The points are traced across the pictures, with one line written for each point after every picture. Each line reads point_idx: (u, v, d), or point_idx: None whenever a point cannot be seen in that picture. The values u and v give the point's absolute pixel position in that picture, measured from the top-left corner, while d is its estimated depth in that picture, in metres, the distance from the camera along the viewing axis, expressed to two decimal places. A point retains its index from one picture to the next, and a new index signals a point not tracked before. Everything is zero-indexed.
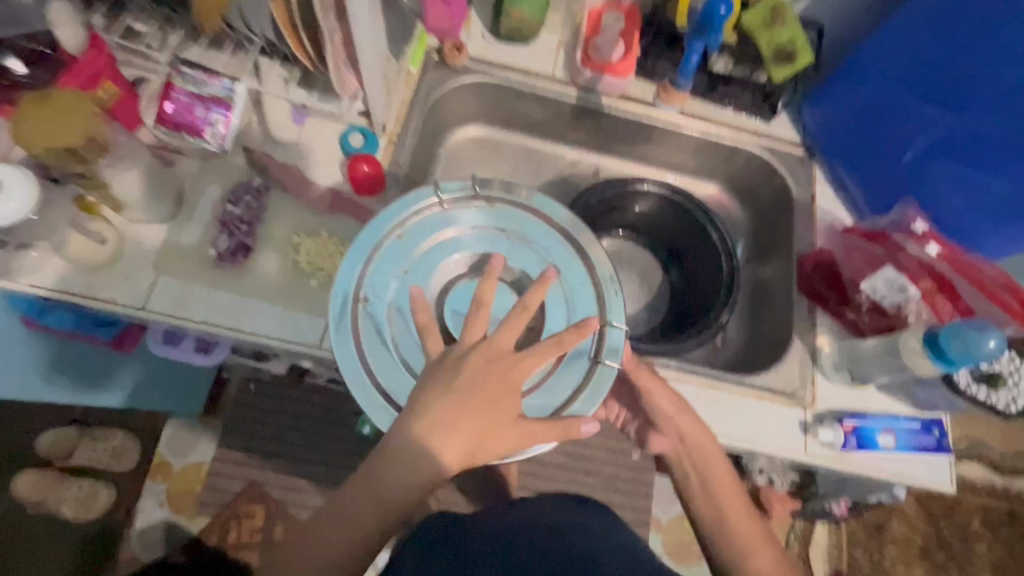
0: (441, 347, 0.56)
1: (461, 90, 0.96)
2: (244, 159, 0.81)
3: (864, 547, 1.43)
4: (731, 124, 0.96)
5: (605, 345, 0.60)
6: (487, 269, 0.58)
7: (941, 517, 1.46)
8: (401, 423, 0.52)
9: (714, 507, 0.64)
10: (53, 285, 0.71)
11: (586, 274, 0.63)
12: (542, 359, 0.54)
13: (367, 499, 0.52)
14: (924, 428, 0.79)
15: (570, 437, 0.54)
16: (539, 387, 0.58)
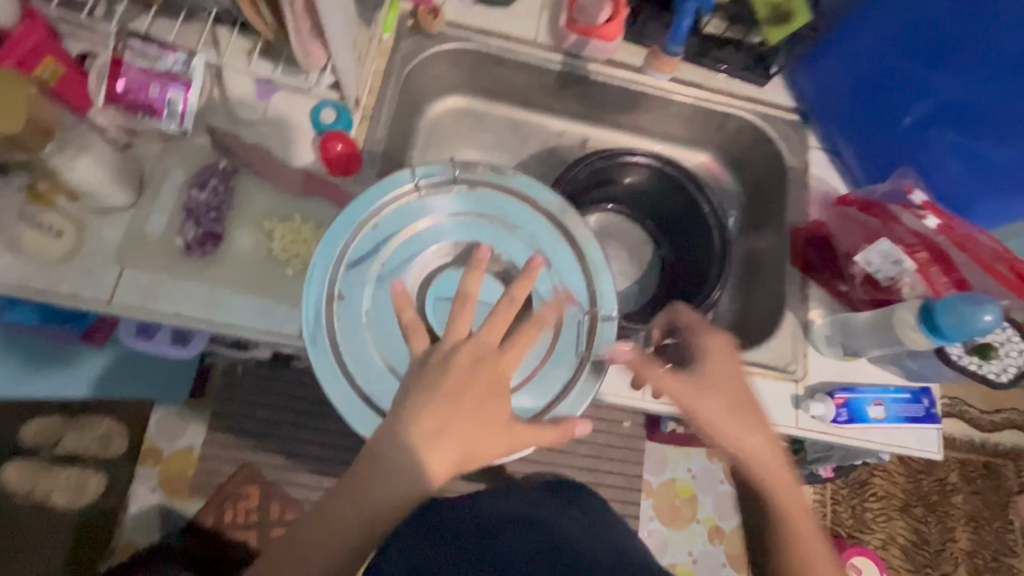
0: (426, 345, 0.54)
1: (439, 58, 0.90)
2: (208, 139, 0.76)
3: (848, 504, 1.47)
4: (722, 89, 0.92)
5: (596, 338, 0.59)
6: (473, 261, 0.56)
7: (921, 473, 1.50)
8: (388, 428, 0.50)
9: None
10: (10, 282, 0.67)
11: (575, 260, 0.60)
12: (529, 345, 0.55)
13: (357, 504, 0.49)
14: (913, 397, 0.79)
15: (566, 438, 0.55)
16: (530, 379, 0.57)
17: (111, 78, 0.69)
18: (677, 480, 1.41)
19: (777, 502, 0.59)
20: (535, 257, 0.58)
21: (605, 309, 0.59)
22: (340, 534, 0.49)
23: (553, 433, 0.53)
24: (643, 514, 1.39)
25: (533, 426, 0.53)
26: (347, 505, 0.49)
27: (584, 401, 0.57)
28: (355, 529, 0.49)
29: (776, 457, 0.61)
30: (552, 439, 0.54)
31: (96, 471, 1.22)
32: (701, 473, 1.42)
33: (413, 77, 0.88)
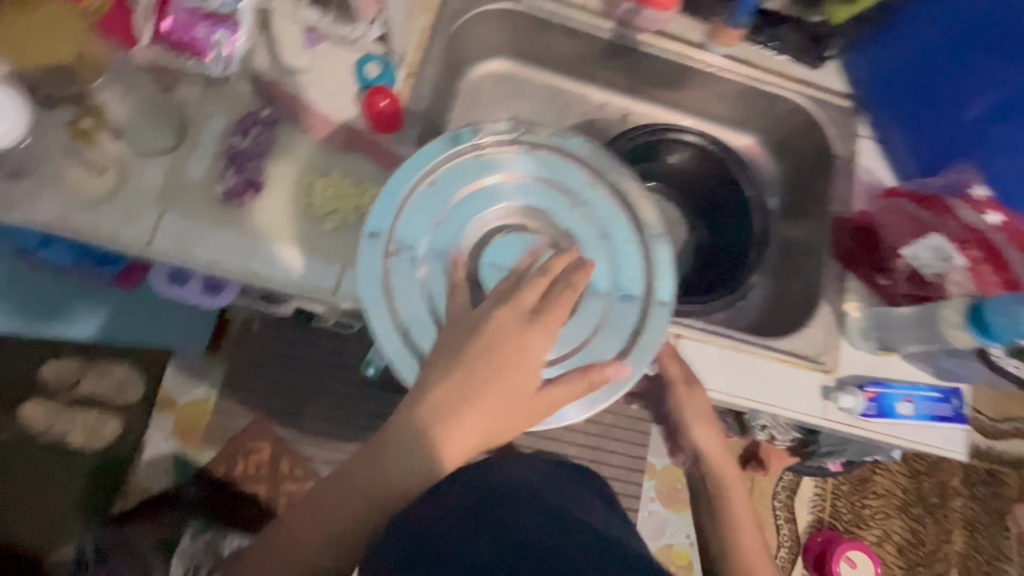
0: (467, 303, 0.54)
1: (486, 18, 0.87)
2: (249, 87, 0.74)
3: (847, 499, 1.48)
4: (775, 69, 0.89)
5: (645, 325, 0.57)
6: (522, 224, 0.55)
7: (923, 475, 1.51)
8: (423, 386, 0.51)
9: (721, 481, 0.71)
10: (49, 219, 0.66)
11: (633, 232, 0.59)
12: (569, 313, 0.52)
13: (384, 474, 0.51)
14: (944, 397, 0.79)
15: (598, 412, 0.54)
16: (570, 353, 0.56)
17: (161, 16, 0.67)
18: (680, 464, 1.42)
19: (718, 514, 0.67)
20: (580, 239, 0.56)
21: (660, 297, 0.57)
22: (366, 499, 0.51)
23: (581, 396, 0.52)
24: (644, 494, 1.41)
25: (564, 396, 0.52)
26: (373, 474, 0.51)
27: (636, 373, 0.55)
28: (379, 497, 0.51)
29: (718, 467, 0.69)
30: (580, 395, 0.53)
31: (114, 414, 1.29)
32: None
33: (459, 36, 0.86)
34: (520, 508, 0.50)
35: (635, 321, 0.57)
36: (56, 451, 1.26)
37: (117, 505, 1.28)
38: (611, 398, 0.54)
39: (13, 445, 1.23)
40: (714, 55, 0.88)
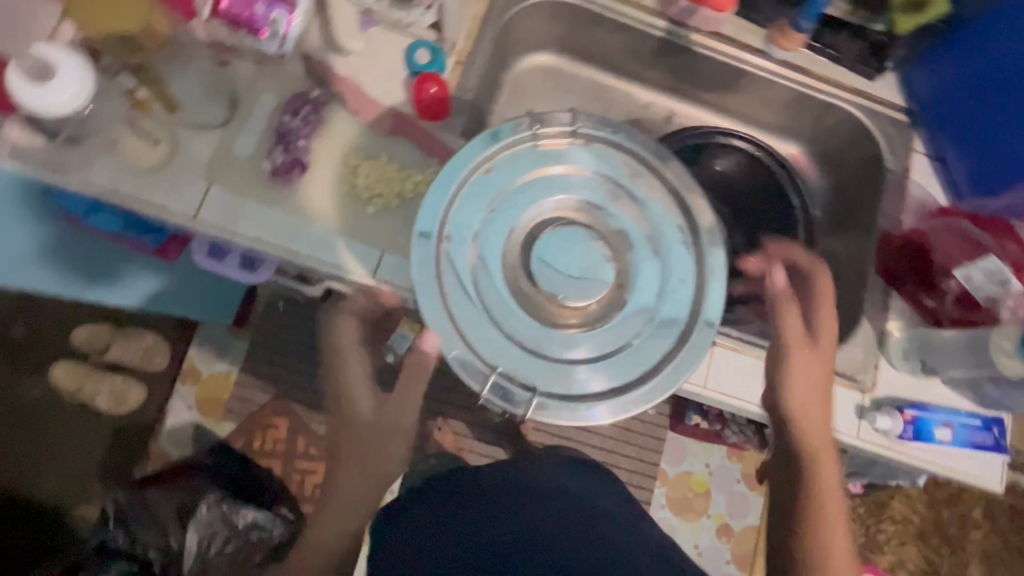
0: (496, 294, 0.52)
1: (538, 11, 0.86)
2: (301, 67, 0.74)
3: (862, 522, 1.45)
4: (831, 78, 0.87)
5: (689, 343, 0.52)
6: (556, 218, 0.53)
7: (944, 504, 1.47)
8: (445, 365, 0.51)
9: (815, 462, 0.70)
10: (102, 185, 0.67)
11: (692, 236, 0.55)
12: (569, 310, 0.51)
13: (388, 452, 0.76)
14: (983, 425, 0.77)
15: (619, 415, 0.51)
16: (608, 353, 0.52)
17: None
18: (693, 473, 1.41)
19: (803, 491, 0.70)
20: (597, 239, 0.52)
21: (705, 317, 0.53)
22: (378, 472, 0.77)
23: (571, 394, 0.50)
24: (655, 500, 1.40)
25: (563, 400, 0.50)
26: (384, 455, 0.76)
27: (681, 380, 0.51)
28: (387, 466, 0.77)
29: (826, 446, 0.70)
30: (605, 390, 0.51)
31: (139, 381, 1.33)
32: (719, 471, 1.41)
33: (510, 27, 0.85)
34: (533, 502, 0.75)
35: (687, 331, 0.52)
36: (84, 412, 1.31)
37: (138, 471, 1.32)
38: (651, 402, 0.51)
39: (45, 403, 1.29)
40: (769, 60, 0.86)
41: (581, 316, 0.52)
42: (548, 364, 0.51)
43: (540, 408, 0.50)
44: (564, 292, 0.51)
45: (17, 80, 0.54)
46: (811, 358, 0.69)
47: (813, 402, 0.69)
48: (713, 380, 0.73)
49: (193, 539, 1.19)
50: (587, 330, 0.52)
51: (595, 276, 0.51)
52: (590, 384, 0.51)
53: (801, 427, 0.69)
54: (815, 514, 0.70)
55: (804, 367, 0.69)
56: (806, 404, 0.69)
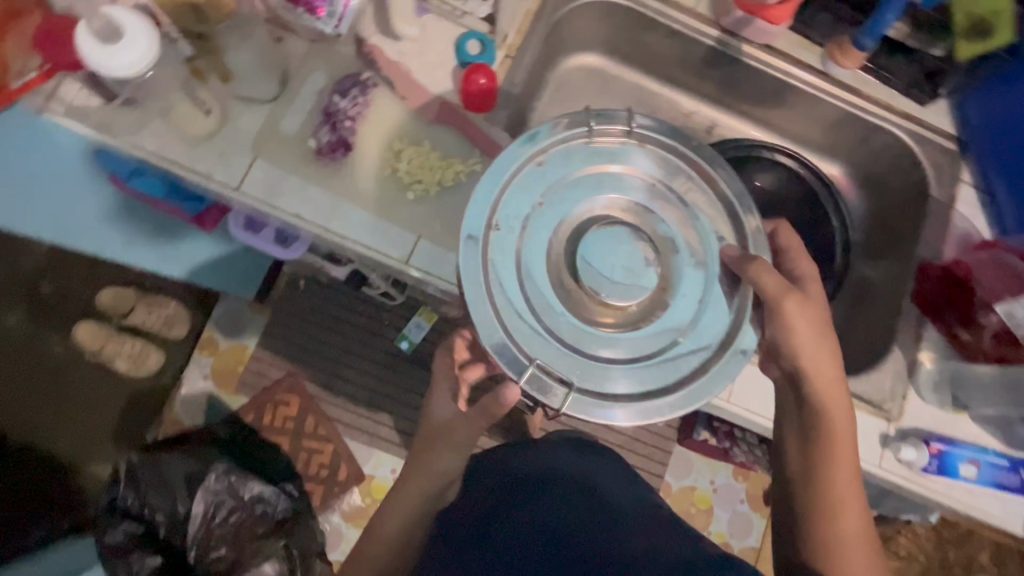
0: (537, 288, 0.52)
1: (590, 11, 0.86)
2: (354, 49, 0.75)
3: None
4: (881, 101, 0.85)
5: (721, 361, 0.51)
6: (604, 219, 0.52)
7: (951, 545, 1.43)
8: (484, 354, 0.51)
9: (829, 452, 0.57)
10: (152, 150, 0.69)
11: (742, 247, 0.54)
12: (607, 316, 0.52)
13: (432, 459, 0.74)
14: (1012, 466, 0.74)
15: (646, 420, 0.50)
16: (642, 358, 0.51)
17: None
18: (697, 488, 1.40)
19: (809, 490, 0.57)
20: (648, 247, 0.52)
21: (741, 341, 0.52)
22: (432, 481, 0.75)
23: (602, 395, 0.50)
24: None
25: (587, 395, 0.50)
26: (428, 463, 0.74)
27: (717, 387, 0.51)
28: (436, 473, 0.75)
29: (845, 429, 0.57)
30: (636, 394, 0.51)
31: (158, 347, 1.36)
32: (724, 489, 1.40)
33: (561, 25, 0.84)
34: (549, 496, 0.75)
35: (729, 342, 0.52)
36: (104, 371, 1.34)
37: (150, 435, 1.33)
38: (684, 409, 0.50)
39: (69, 359, 1.34)
40: (821, 76, 0.85)
41: (619, 315, 0.52)
42: (585, 361, 0.51)
43: (574, 405, 0.49)
44: (607, 291, 0.50)
45: (88, 42, 0.55)
46: (833, 370, 0.57)
47: (837, 422, 0.57)
48: (736, 397, 0.72)
49: (199, 506, 1.18)
50: (626, 331, 0.52)
51: (638, 280, 0.51)
52: (624, 385, 0.51)
53: (815, 401, 0.56)
54: (829, 510, 0.56)
55: (824, 381, 0.56)
56: (829, 422, 0.57)
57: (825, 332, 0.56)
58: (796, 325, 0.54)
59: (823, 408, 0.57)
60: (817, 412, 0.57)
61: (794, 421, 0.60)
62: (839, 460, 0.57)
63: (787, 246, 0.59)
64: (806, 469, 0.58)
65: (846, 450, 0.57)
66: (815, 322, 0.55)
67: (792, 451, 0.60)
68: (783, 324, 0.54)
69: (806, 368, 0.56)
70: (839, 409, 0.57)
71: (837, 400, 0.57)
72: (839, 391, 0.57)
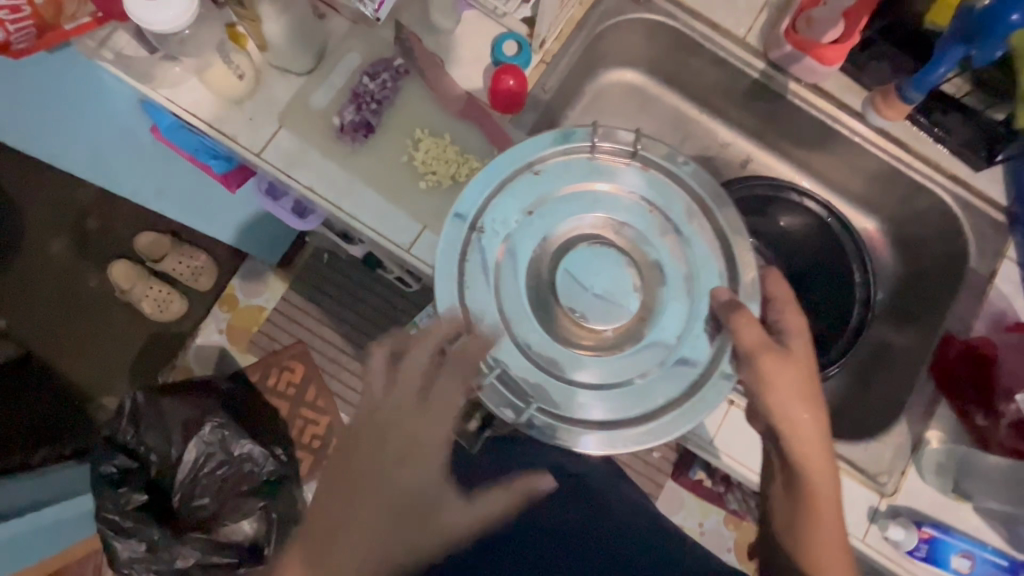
0: (513, 296, 0.51)
1: (635, 28, 0.84)
2: (392, 34, 0.75)
3: None
4: (930, 160, 0.80)
5: (693, 398, 0.50)
6: (593, 239, 0.51)
7: None
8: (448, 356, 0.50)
9: (805, 515, 0.53)
10: (186, 105, 0.72)
11: (738, 291, 0.52)
12: (580, 341, 0.51)
13: None
14: (1011, 568, 0.69)
15: (602, 449, 0.49)
16: (608, 385, 0.50)
17: None
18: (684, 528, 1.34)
19: (790, 552, 0.54)
20: (633, 274, 0.51)
21: (716, 380, 0.50)
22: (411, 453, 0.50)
23: (561, 416, 0.50)
24: None
25: (546, 415, 0.49)
26: None
27: (681, 428, 0.49)
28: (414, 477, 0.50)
29: (833, 499, 0.53)
30: (597, 422, 0.50)
31: (182, 295, 1.41)
32: (712, 534, 1.34)
33: (604, 37, 0.83)
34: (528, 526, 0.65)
35: (701, 384, 0.50)
36: (130, 311, 1.41)
37: (162, 377, 1.38)
38: (641, 446, 0.49)
39: (101, 295, 1.41)
40: (868, 126, 0.81)
41: (593, 337, 0.51)
42: (548, 378, 0.50)
43: (528, 420, 0.49)
44: (585, 312, 0.50)
45: None
46: (818, 436, 0.53)
47: (817, 495, 0.53)
48: (722, 441, 0.70)
49: (191, 454, 1.20)
50: (595, 354, 0.51)
51: (616, 301, 0.50)
52: (583, 410, 0.50)
53: (794, 463, 0.53)
54: None
55: (802, 447, 0.53)
56: (809, 492, 0.53)
57: (810, 394, 0.52)
58: (786, 381, 0.51)
59: (800, 472, 0.53)
60: (795, 473, 0.53)
61: (778, 481, 0.56)
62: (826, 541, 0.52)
63: (774, 295, 0.55)
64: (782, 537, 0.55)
65: (827, 525, 0.53)
66: (806, 382, 0.52)
67: (767, 506, 0.57)
68: (771, 379, 0.51)
69: (789, 427, 0.52)
70: (821, 475, 0.53)
71: (819, 471, 0.53)
72: (823, 455, 0.53)
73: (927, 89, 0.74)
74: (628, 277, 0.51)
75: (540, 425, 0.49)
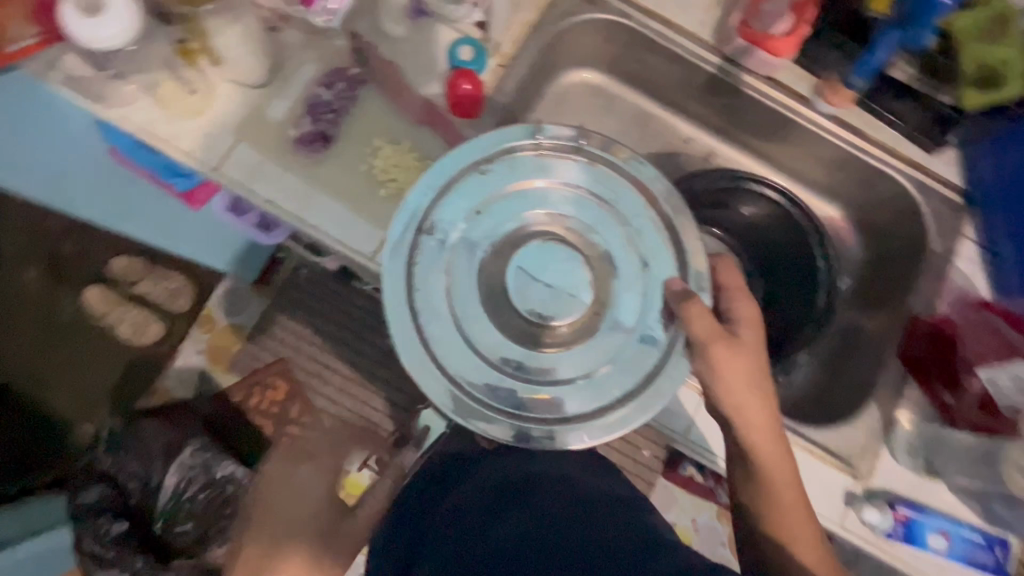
0: (465, 297, 0.51)
1: (591, 29, 0.85)
2: (347, 44, 0.75)
3: None
4: (884, 145, 0.82)
5: (650, 388, 0.50)
6: (541, 234, 0.52)
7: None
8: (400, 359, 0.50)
9: (774, 501, 0.53)
10: (140, 123, 0.71)
11: (693, 280, 0.52)
12: (533, 335, 0.51)
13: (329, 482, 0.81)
14: (985, 543, 0.71)
15: (561, 444, 0.49)
16: (563, 380, 0.50)
17: None
18: (678, 526, 1.32)
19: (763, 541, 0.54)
20: (582, 267, 0.51)
21: (670, 368, 0.50)
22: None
23: (518, 414, 0.50)
24: None
25: (502, 414, 0.50)
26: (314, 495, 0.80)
27: (640, 419, 0.49)
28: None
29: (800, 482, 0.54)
30: (556, 418, 0.50)
31: (160, 318, 1.37)
32: (705, 530, 1.32)
33: (560, 38, 0.84)
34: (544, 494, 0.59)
35: (659, 372, 0.50)
36: (107, 338, 1.37)
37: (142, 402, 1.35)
38: (600, 439, 0.49)
39: (76, 321, 1.37)
40: (820, 113, 0.83)
41: (546, 332, 0.51)
42: (506, 376, 0.50)
43: (485, 419, 0.49)
44: (539, 307, 0.50)
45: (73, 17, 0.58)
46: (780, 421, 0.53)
47: (779, 473, 0.54)
48: (695, 434, 0.70)
49: (172, 477, 1.20)
50: (550, 349, 0.51)
51: (568, 294, 0.50)
52: (542, 407, 0.50)
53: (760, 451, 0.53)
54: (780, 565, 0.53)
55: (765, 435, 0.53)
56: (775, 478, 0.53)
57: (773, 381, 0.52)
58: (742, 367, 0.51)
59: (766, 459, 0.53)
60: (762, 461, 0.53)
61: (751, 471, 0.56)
62: (797, 526, 0.53)
63: (727, 285, 0.57)
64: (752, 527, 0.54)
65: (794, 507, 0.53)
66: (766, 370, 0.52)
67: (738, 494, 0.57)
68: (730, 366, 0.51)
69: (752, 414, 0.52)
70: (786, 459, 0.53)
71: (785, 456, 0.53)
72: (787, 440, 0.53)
73: (870, 73, 0.77)
74: (577, 270, 0.51)
75: (496, 424, 0.49)
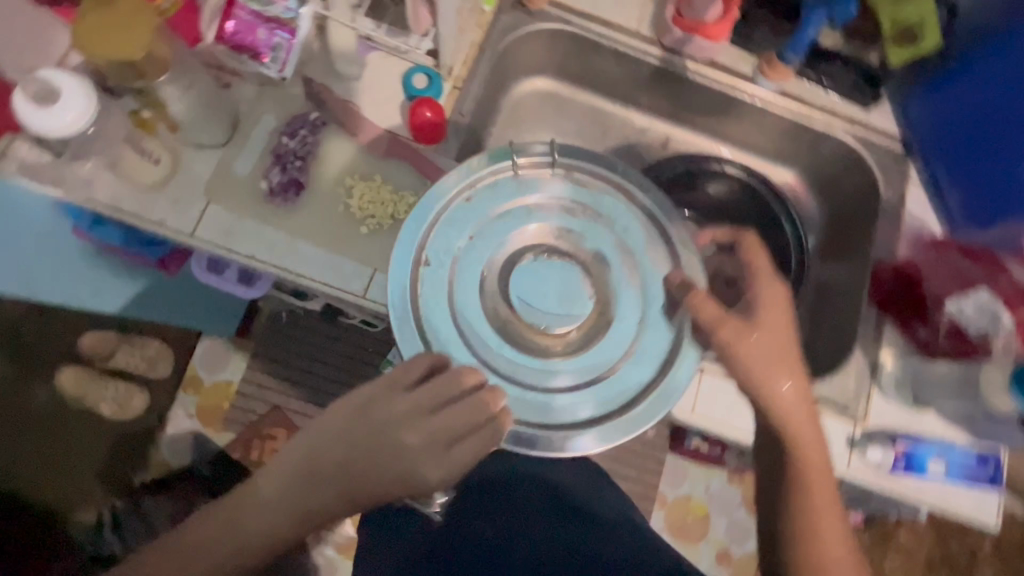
0: (474, 321, 0.54)
1: (536, 39, 0.88)
2: (302, 90, 0.76)
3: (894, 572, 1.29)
4: (826, 107, 0.87)
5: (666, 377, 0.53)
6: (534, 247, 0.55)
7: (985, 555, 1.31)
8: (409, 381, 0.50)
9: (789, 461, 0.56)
10: (104, 200, 0.70)
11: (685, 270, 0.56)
12: (543, 346, 0.54)
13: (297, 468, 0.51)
14: (979, 460, 0.75)
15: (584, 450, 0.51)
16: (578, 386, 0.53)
17: (223, 17, 0.70)
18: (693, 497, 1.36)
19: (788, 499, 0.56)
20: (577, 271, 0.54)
21: (681, 357, 0.53)
22: (397, 475, 0.49)
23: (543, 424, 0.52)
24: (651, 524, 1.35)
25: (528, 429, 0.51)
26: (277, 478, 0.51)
27: (663, 411, 0.52)
28: (375, 485, 0.49)
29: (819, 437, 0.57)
30: (581, 423, 0.52)
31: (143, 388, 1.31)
32: (719, 496, 1.36)
33: (508, 52, 0.86)
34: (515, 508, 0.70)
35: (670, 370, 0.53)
36: None
37: (139, 476, 1.30)
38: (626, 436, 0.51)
39: None
40: (764, 89, 0.87)
41: (560, 341, 0.54)
42: (525, 390, 0.52)
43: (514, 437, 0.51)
44: (547, 322, 0.53)
45: (29, 107, 0.59)
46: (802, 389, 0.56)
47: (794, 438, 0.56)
48: (701, 408, 0.73)
49: None
50: (564, 356, 0.54)
51: (573, 304, 0.54)
52: (567, 413, 0.52)
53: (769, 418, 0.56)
54: (803, 521, 0.55)
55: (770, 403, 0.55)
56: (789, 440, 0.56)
57: (777, 352, 0.54)
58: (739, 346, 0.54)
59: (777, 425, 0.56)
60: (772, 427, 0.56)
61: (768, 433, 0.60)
62: (812, 481, 0.56)
63: (749, 267, 0.59)
64: (772, 487, 0.58)
65: (822, 471, 0.56)
66: (781, 342, 0.55)
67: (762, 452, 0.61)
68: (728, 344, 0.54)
69: (755, 387, 0.55)
70: (799, 420, 0.56)
71: (799, 419, 0.56)
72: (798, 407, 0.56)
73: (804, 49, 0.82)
74: (573, 275, 0.54)
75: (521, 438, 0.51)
